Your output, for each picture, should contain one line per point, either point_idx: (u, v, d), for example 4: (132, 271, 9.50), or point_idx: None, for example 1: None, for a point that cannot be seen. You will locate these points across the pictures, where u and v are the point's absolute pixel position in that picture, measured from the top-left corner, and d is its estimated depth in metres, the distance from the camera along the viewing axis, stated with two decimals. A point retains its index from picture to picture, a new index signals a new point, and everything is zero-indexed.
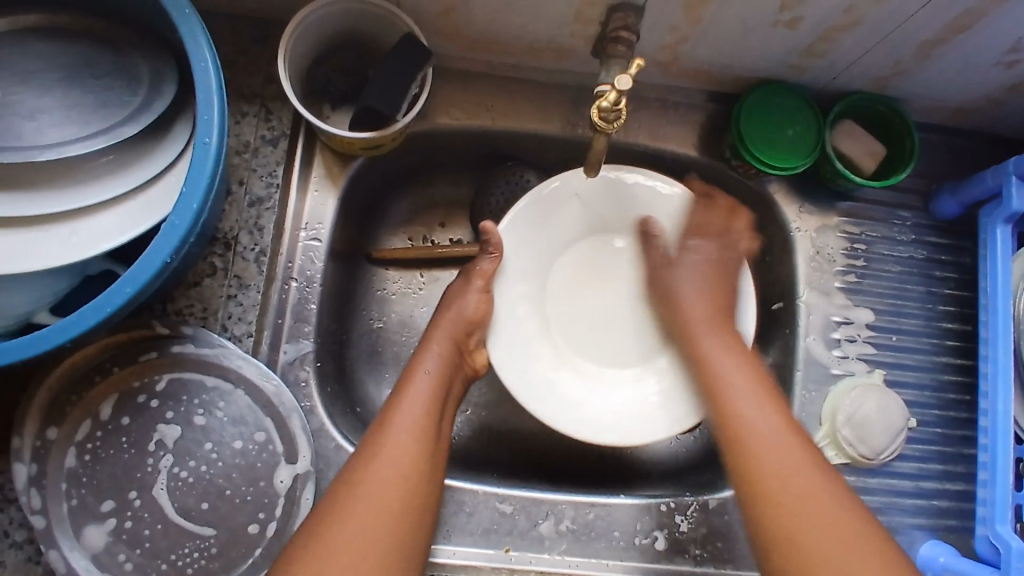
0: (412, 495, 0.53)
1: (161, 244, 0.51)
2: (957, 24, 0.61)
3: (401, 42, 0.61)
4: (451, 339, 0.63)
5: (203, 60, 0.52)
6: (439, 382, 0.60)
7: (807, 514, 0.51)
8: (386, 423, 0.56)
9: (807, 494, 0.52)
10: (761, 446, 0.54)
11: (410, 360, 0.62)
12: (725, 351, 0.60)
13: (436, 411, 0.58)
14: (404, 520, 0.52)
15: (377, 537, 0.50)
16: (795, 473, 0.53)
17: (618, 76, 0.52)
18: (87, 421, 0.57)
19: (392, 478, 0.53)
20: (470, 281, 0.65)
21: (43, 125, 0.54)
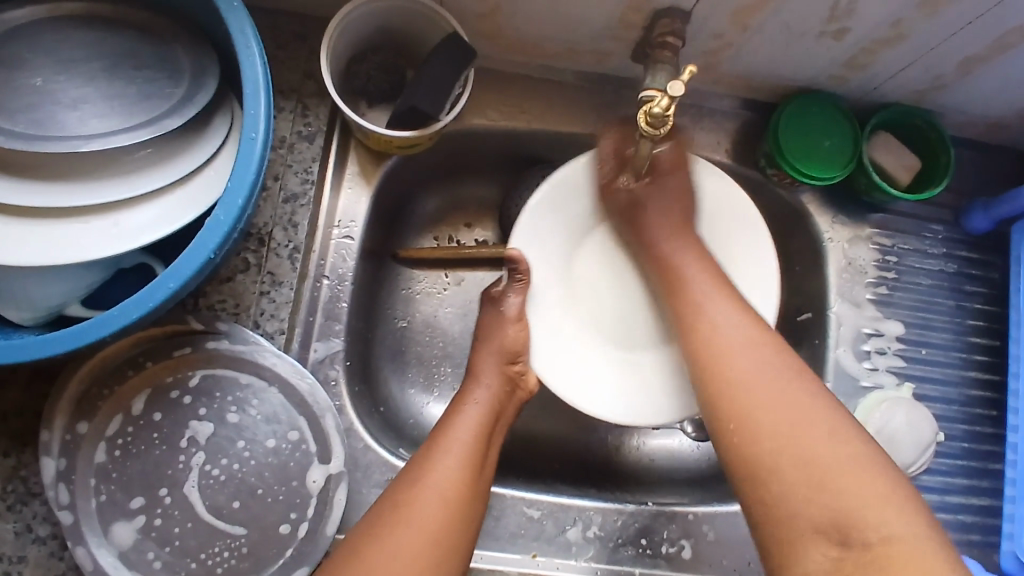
0: (461, 515, 0.53)
1: (205, 239, 0.50)
2: (1001, 42, 0.61)
3: (445, 42, 0.61)
4: (499, 369, 0.64)
5: (251, 55, 0.52)
6: (488, 412, 0.61)
7: (779, 415, 0.51)
8: (437, 447, 0.57)
9: (780, 398, 0.51)
10: (731, 357, 0.54)
11: (460, 392, 0.63)
12: (697, 264, 0.61)
13: (484, 439, 0.59)
14: (447, 539, 0.52)
15: (418, 558, 0.50)
16: (770, 391, 0.52)
17: (671, 82, 0.51)
18: (118, 416, 0.56)
19: (439, 499, 0.53)
20: (505, 315, 0.64)
21: (85, 116, 0.54)
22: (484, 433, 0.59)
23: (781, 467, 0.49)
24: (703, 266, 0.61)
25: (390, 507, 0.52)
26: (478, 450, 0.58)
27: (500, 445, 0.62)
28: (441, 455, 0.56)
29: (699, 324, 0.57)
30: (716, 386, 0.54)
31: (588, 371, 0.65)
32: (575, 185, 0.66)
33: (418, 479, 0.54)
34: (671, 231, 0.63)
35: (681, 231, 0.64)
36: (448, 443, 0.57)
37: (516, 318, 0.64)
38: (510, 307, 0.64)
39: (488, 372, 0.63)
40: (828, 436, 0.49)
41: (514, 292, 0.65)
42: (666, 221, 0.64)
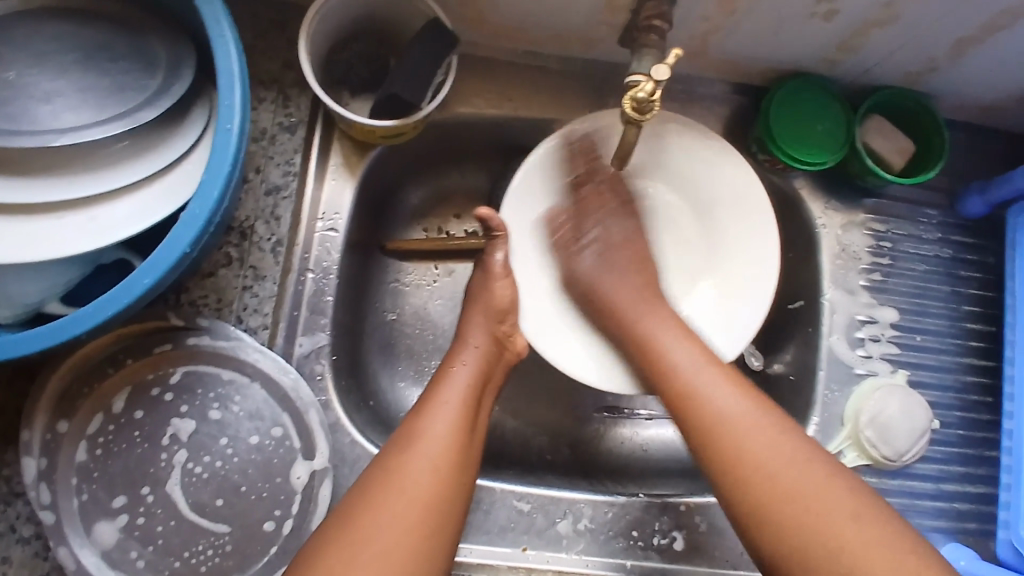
0: (450, 484, 0.52)
1: (180, 234, 0.50)
2: (996, 20, 0.59)
3: (426, 29, 0.60)
4: (487, 330, 0.62)
5: (226, 44, 0.51)
6: (476, 373, 0.59)
7: (797, 495, 0.49)
8: (425, 412, 0.55)
9: (798, 477, 0.49)
10: (734, 440, 0.52)
11: (447, 355, 0.61)
12: (684, 343, 0.57)
13: (472, 405, 0.57)
14: (438, 504, 0.51)
15: (414, 526, 0.49)
16: (771, 459, 0.50)
17: (655, 66, 0.50)
18: (99, 415, 0.56)
19: (427, 464, 0.52)
20: (490, 271, 0.63)
21: (57, 110, 0.53)
22: (473, 396, 0.58)
23: (801, 546, 0.47)
24: (690, 341, 0.58)
25: (379, 475, 0.52)
26: (466, 412, 0.56)
27: (490, 408, 0.60)
28: (431, 422, 0.54)
29: (695, 407, 0.54)
30: (723, 473, 0.52)
31: (562, 332, 0.66)
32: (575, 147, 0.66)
33: (409, 445, 0.53)
34: (644, 299, 0.62)
35: (655, 303, 0.61)
36: (434, 408, 0.55)
37: (502, 272, 0.63)
38: (495, 262, 0.63)
39: (475, 334, 0.62)
40: (850, 516, 0.48)
41: (498, 248, 0.64)
42: (630, 288, 0.62)
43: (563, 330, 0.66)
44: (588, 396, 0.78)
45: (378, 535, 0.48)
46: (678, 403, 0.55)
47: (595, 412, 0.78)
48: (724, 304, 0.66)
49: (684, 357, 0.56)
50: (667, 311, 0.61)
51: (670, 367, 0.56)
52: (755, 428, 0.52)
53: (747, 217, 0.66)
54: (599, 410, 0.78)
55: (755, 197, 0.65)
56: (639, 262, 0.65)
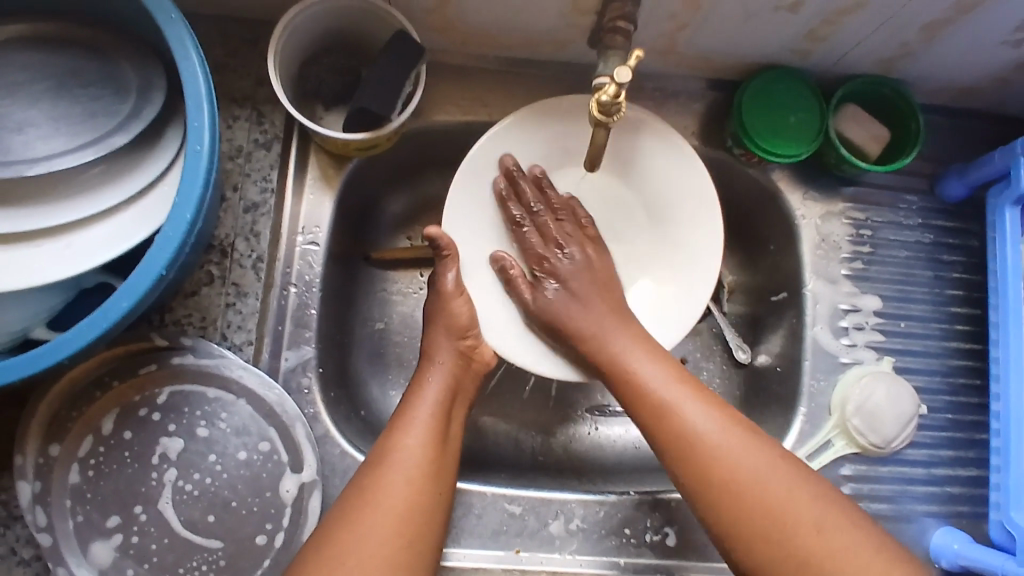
0: (425, 498, 0.53)
1: (155, 256, 0.50)
2: (962, 4, 0.60)
3: (393, 40, 0.60)
4: (451, 346, 0.62)
5: (192, 67, 0.51)
6: (444, 389, 0.60)
7: (772, 502, 0.51)
8: (398, 428, 0.57)
9: (772, 484, 0.52)
10: (712, 451, 0.53)
11: (415, 374, 0.62)
12: (651, 358, 0.59)
13: (443, 423, 0.58)
14: (418, 517, 0.52)
15: (394, 538, 0.51)
16: (745, 471, 0.52)
17: (618, 68, 0.50)
18: (89, 437, 0.56)
19: (403, 480, 0.53)
20: (444, 292, 0.62)
21: (31, 139, 0.53)
22: (443, 413, 0.59)
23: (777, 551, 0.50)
24: (654, 356, 0.59)
25: (357, 492, 0.53)
26: (438, 425, 0.57)
27: (461, 420, 0.61)
28: (402, 438, 0.55)
29: (665, 423, 0.55)
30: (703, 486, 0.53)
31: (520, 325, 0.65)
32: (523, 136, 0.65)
33: (384, 461, 0.54)
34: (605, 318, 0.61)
35: (621, 321, 0.61)
36: (407, 425, 0.57)
37: (456, 291, 0.62)
38: (447, 282, 0.62)
39: (441, 351, 0.62)
40: (817, 519, 0.51)
41: (447, 268, 0.62)
42: (597, 319, 0.60)
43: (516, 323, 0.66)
44: (577, 396, 0.78)
45: (359, 551, 0.49)
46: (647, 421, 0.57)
47: (585, 411, 0.78)
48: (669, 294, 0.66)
49: (653, 375, 0.57)
50: (630, 329, 0.61)
51: (640, 382, 0.57)
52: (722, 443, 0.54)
53: (699, 219, 0.66)
54: (588, 409, 0.78)
55: (707, 201, 0.65)
56: (606, 290, 0.62)
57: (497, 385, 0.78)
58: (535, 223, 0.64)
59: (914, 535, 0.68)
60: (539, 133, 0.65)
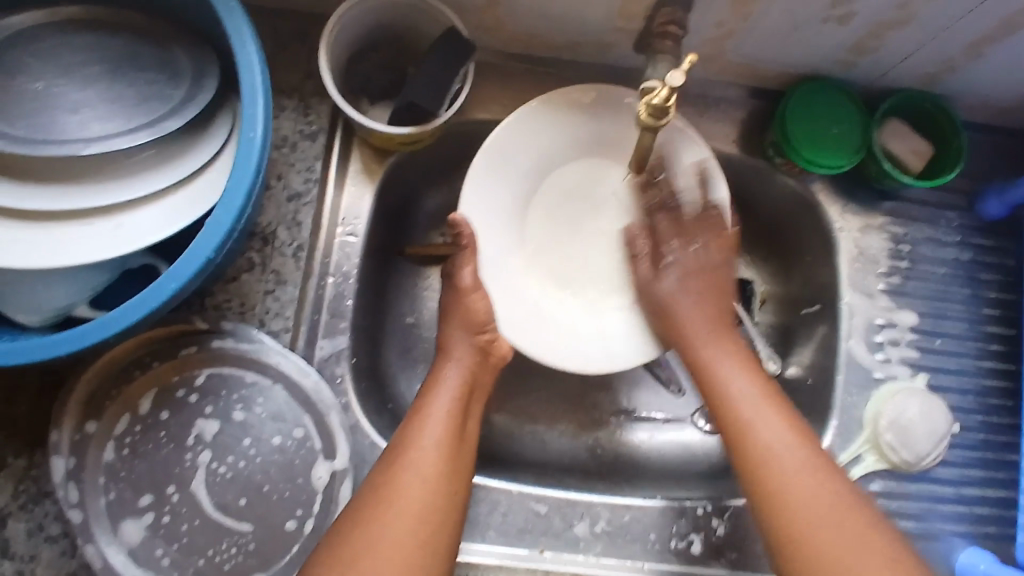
0: (441, 498, 0.53)
1: (204, 240, 0.51)
2: (1012, 22, 0.59)
3: (442, 38, 0.61)
4: (468, 341, 0.62)
5: (248, 54, 0.52)
6: (461, 386, 0.60)
7: (845, 551, 0.50)
8: (415, 425, 0.57)
9: (834, 538, 0.51)
10: (789, 493, 0.53)
11: (431, 369, 0.62)
12: (739, 371, 0.60)
13: (460, 420, 0.58)
14: (431, 518, 0.52)
15: (407, 538, 0.51)
16: (817, 518, 0.52)
17: (669, 72, 0.51)
18: (126, 416, 0.57)
19: (418, 483, 0.53)
20: (460, 287, 0.63)
21: (86, 120, 0.54)
22: (460, 408, 0.59)
23: (824, 574, 0.50)
24: (748, 373, 0.59)
25: (373, 492, 0.53)
26: (454, 425, 0.57)
27: (479, 416, 0.61)
28: (416, 434, 0.56)
29: (754, 454, 0.55)
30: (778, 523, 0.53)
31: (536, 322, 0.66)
32: (539, 123, 0.65)
33: (398, 461, 0.54)
34: (715, 329, 0.62)
35: (724, 334, 0.62)
36: (422, 423, 0.57)
37: (472, 288, 0.63)
38: (464, 278, 0.63)
39: (457, 347, 0.62)
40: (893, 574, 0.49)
41: (466, 262, 0.63)
42: (705, 321, 0.62)
43: (530, 317, 0.66)
44: (604, 399, 0.78)
45: (371, 550, 0.50)
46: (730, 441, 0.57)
47: (612, 416, 0.78)
48: None
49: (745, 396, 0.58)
50: (735, 341, 0.62)
51: (729, 396, 0.58)
52: (798, 479, 0.53)
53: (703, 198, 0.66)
54: (616, 414, 0.78)
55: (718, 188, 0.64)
56: (716, 296, 0.64)
57: (525, 386, 0.78)
58: (670, 214, 0.64)
59: (940, 553, 0.67)
60: (550, 123, 0.66)
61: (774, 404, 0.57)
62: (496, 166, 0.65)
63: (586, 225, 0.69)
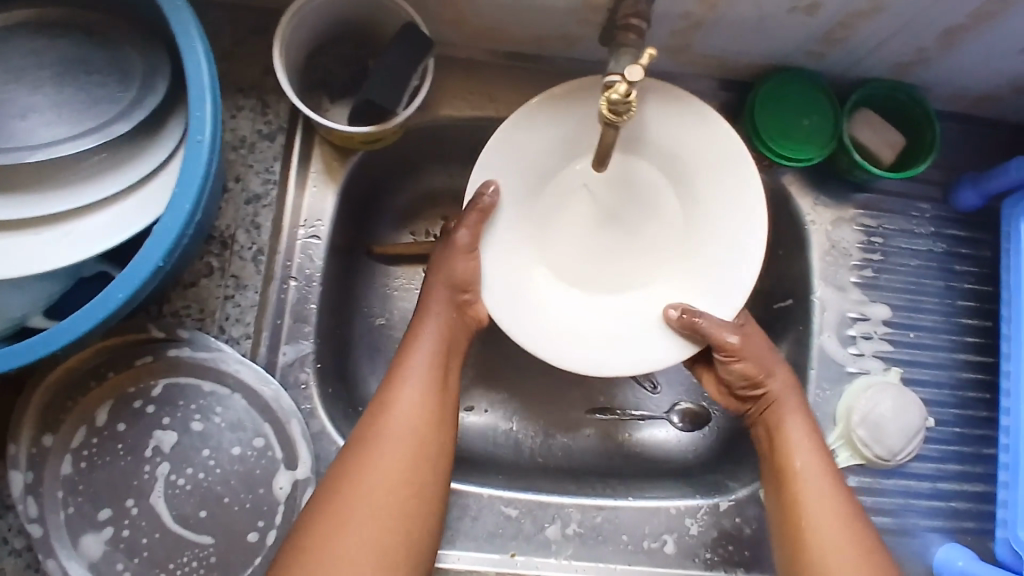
0: (416, 471, 0.53)
1: (153, 247, 0.49)
2: (983, 11, 0.58)
3: (400, 34, 0.59)
4: (447, 296, 0.60)
5: (195, 54, 0.50)
6: (439, 345, 0.58)
7: None
8: (390, 392, 0.56)
9: None
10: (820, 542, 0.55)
11: (409, 326, 0.60)
12: (809, 434, 0.60)
13: (439, 379, 0.57)
14: (406, 491, 0.53)
15: (382, 513, 0.51)
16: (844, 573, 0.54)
17: (629, 66, 0.49)
18: (83, 428, 0.56)
19: (395, 451, 0.53)
20: (455, 246, 0.59)
21: (33, 125, 0.53)
22: (439, 367, 0.58)
23: None
24: (812, 436, 0.60)
25: (343, 469, 0.53)
26: (434, 383, 0.57)
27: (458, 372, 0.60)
28: (385, 403, 0.55)
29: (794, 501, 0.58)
30: (798, 562, 0.56)
31: (541, 316, 0.61)
32: (564, 111, 0.60)
33: (372, 433, 0.54)
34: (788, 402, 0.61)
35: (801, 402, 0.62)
36: (397, 389, 0.56)
37: (467, 249, 0.59)
38: (460, 239, 0.59)
39: (437, 302, 0.59)
40: None
41: (462, 226, 0.59)
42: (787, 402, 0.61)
43: (534, 307, 0.61)
44: (579, 398, 0.77)
45: (345, 529, 0.50)
46: (788, 515, 0.58)
47: (587, 414, 0.77)
48: (695, 292, 0.62)
49: (822, 500, 0.57)
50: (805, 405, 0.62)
51: (785, 444, 0.60)
52: (829, 537, 0.55)
53: (733, 198, 0.60)
54: (591, 412, 0.77)
55: (747, 184, 0.59)
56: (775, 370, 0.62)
57: (498, 386, 0.77)
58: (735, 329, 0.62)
59: (916, 549, 0.67)
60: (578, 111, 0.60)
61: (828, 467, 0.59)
62: (508, 153, 0.60)
63: (606, 218, 0.64)
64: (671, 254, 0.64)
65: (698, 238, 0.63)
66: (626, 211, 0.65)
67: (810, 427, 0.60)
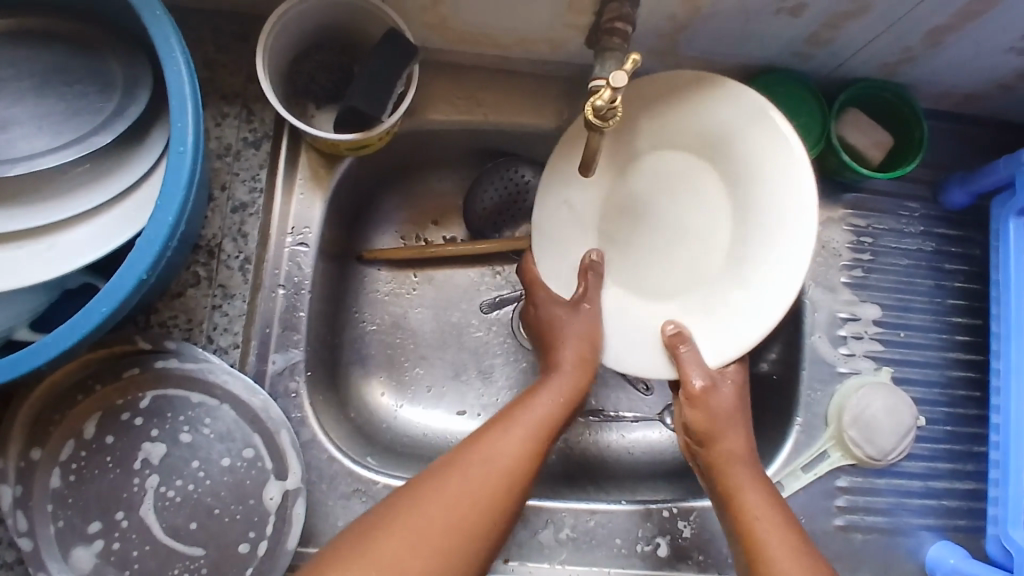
0: (478, 513, 0.50)
1: (136, 260, 0.49)
2: (967, 11, 0.58)
3: (383, 40, 0.59)
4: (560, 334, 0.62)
5: (176, 65, 0.50)
6: (558, 399, 0.59)
7: None
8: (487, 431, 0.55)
9: None
10: None
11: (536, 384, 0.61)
12: (759, 494, 0.57)
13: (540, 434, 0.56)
14: (460, 527, 0.49)
15: (424, 542, 0.47)
16: None
17: (613, 73, 0.49)
18: (71, 441, 0.55)
19: (462, 483, 0.50)
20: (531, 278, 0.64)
21: (14, 138, 0.52)
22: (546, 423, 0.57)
23: None
24: (764, 496, 0.57)
25: (406, 491, 0.50)
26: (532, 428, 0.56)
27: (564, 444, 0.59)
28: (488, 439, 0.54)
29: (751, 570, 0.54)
30: None
31: (624, 331, 0.62)
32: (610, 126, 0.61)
33: (453, 463, 0.52)
34: (742, 465, 0.59)
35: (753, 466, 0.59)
36: (499, 431, 0.55)
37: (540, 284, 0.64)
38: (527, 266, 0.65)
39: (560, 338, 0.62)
40: None
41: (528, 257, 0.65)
42: (737, 465, 0.59)
43: (621, 322, 0.63)
44: None
45: (385, 549, 0.47)
46: None
47: (580, 416, 0.77)
48: (763, 277, 0.58)
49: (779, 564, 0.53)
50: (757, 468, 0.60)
51: (737, 509, 0.57)
52: None
53: (780, 173, 0.57)
54: (584, 414, 0.77)
55: (782, 150, 0.56)
56: (730, 431, 0.60)
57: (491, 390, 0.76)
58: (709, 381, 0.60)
59: (909, 548, 0.67)
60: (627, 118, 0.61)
61: (786, 530, 0.55)
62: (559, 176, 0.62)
63: (682, 219, 0.62)
64: (740, 245, 0.60)
65: (760, 220, 0.58)
66: (696, 212, 0.62)
67: (758, 488, 0.58)
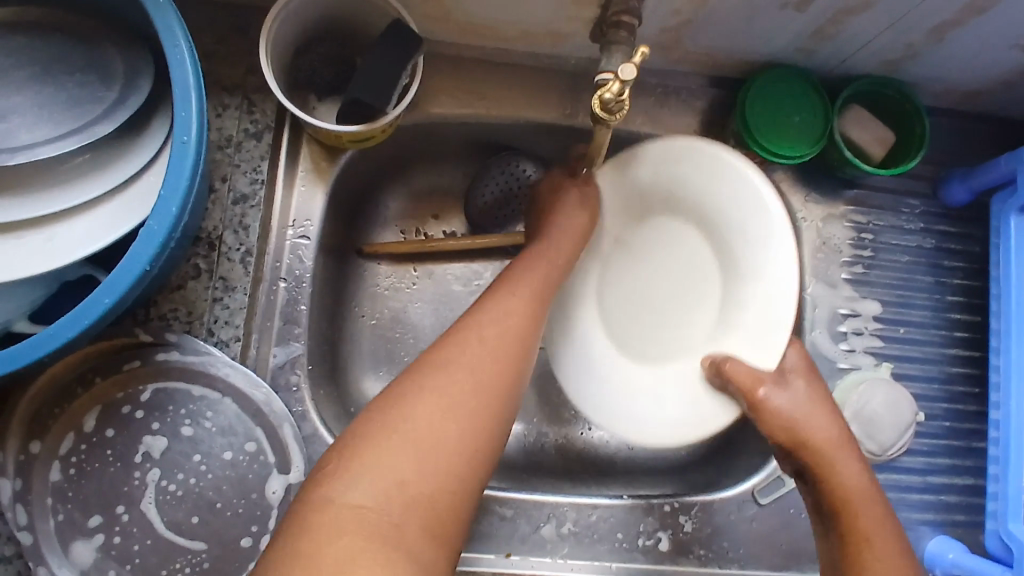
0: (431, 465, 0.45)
1: (139, 251, 0.48)
2: (972, 7, 0.58)
3: (388, 31, 0.58)
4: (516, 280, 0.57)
5: (180, 53, 0.49)
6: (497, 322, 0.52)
7: None
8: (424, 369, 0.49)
9: None
10: None
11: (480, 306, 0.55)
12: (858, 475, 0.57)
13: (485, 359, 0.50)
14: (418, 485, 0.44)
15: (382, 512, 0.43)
16: None
17: (622, 65, 0.49)
18: (71, 435, 0.55)
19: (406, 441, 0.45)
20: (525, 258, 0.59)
21: (14, 127, 0.52)
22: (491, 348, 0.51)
23: None
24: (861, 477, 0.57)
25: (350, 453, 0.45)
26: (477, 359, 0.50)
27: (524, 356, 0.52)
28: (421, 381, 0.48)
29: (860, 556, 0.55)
30: None
31: (619, 393, 0.61)
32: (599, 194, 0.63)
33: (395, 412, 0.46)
34: (834, 446, 0.58)
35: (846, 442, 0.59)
36: (430, 370, 0.49)
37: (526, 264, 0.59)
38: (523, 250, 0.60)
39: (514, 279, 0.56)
40: None
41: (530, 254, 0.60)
42: (833, 448, 0.58)
43: (608, 384, 0.62)
44: None
45: (346, 529, 0.42)
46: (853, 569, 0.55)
47: (579, 411, 0.77)
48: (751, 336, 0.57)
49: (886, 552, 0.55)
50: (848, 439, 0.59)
51: (840, 494, 0.57)
52: None
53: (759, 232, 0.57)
54: None
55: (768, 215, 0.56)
56: (826, 417, 0.59)
57: None
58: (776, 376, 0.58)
59: (908, 542, 0.67)
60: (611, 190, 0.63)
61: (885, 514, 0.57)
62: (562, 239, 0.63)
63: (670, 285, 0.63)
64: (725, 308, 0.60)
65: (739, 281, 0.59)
66: (689, 268, 0.63)
67: (858, 470, 0.58)
